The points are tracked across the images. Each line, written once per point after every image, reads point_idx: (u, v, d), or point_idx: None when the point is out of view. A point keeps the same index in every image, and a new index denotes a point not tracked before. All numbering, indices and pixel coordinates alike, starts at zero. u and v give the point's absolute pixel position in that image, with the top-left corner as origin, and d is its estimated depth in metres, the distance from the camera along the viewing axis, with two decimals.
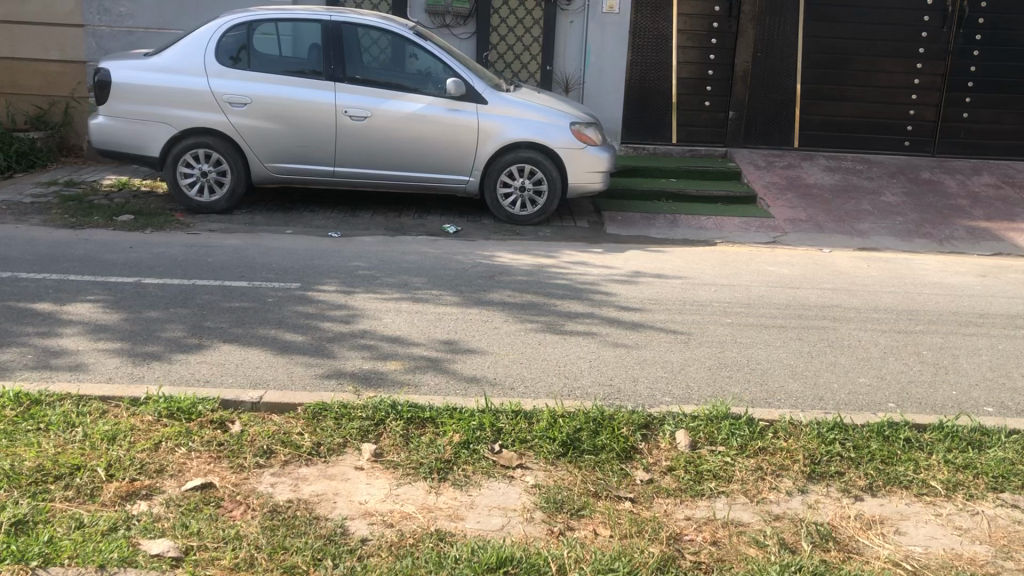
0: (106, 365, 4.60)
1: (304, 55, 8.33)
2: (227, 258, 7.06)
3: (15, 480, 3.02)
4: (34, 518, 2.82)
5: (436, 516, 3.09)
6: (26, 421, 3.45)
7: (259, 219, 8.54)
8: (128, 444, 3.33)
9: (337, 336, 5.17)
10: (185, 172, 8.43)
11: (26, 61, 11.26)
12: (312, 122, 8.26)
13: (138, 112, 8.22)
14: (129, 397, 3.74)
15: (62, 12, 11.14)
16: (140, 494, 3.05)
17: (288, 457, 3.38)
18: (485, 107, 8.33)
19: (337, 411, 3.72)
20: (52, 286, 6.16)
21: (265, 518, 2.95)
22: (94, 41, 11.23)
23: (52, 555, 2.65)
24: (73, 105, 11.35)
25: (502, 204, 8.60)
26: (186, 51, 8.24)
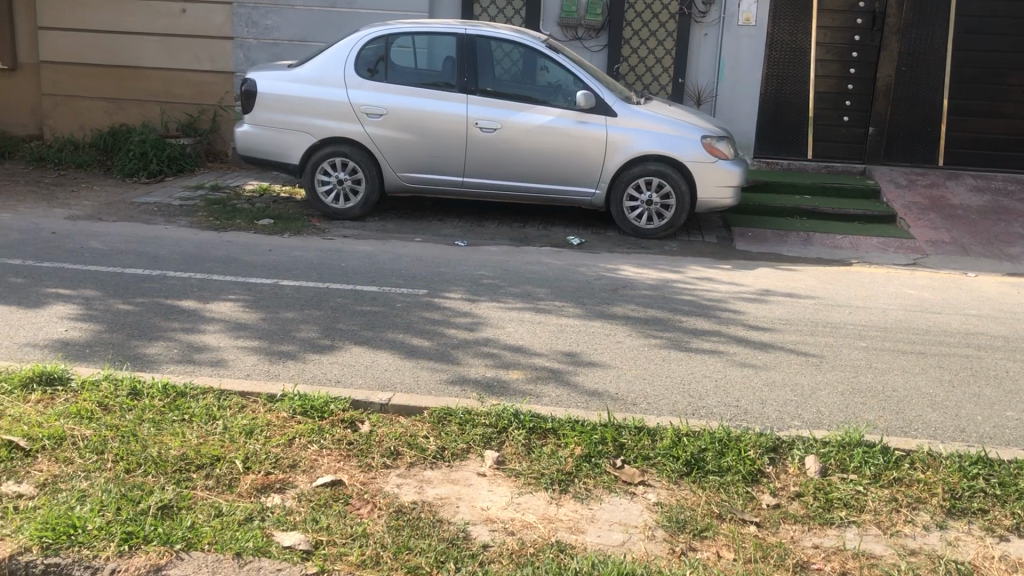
0: (245, 361, 4.82)
1: (438, 67, 8.54)
2: (358, 264, 7.29)
3: (161, 466, 3.20)
4: (178, 504, 2.97)
5: (557, 528, 3.09)
6: (172, 411, 3.65)
7: (390, 226, 8.77)
8: (265, 439, 3.48)
9: (462, 343, 5.26)
10: (322, 179, 8.75)
11: (180, 72, 11.96)
12: (444, 133, 8.44)
13: (281, 121, 8.59)
14: (267, 393, 3.90)
15: (215, 25, 11.76)
16: (274, 487, 3.18)
17: (413, 460, 3.45)
18: (614, 119, 8.31)
19: (461, 417, 3.78)
20: (197, 285, 6.49)
21: (391, 518, 3.03)
22: (242, 53, 11.77)
23: (194, 539, 2.77)
24: (221, 114, 11.99)
25: (628, 217, 8.55)
26: (328, 64, 8.58)
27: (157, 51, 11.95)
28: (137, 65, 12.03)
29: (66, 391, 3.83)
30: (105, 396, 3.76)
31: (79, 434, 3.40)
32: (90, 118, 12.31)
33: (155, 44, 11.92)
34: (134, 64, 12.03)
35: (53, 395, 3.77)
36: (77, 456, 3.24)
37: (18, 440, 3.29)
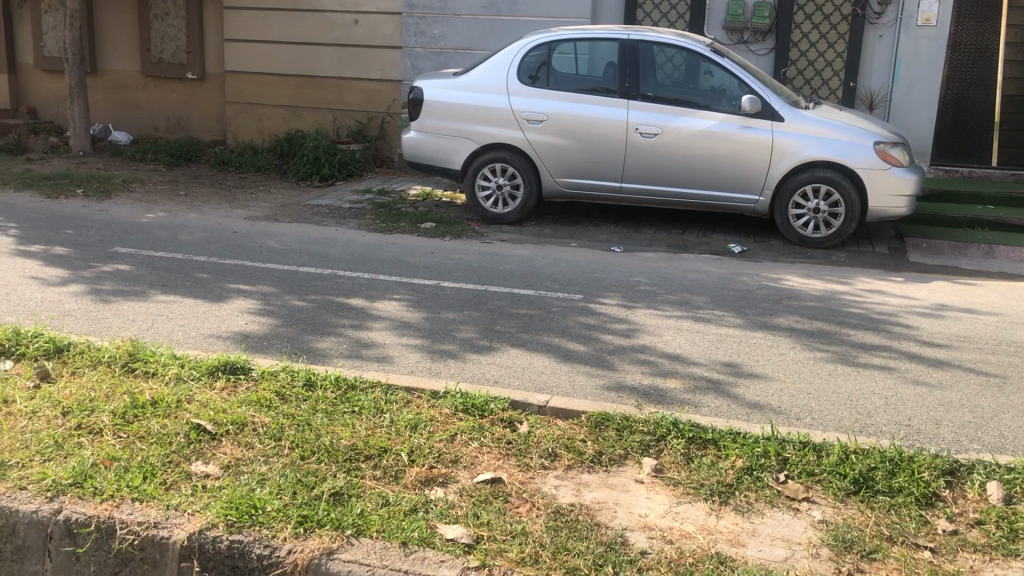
0: (409, 358, 5.00)
1: (600, 73, 8.56)
2: (516, 267, 7.40)
3: (333, 455, 3.36)
4: (348, 491, 3.12)
5: (717, 539, 3.04)
6: (343, 403, 3.83)
7: (547, 231, 8.85)
8: (428, 433, 3.59)
9: (618, 349, 5.25)
10: (482, 184, 8.93)
11: (352, 80, 12.51)
12: (604, 139, 8.44)
13: (445, 127, 8.84)
14: (430, 390, 4.03)
15: (385, 35, 12.22)
16: (438, 480, 3.28)
17: (571, 462, 3.48)
18: (781, 124, 8.08)
19: (619, 423, 3.78)
20: (364, 284, 6.78)
21: (549, 518, 3.06)
22: (410, 62, 12.17)
23: (364, 526, 2.89)
24: (388, 121, 12.44)
25: (793, 225, 8.28)
26: (492, 71, 8.77)
27: (331, 61, 12.55)
28: (313, 74, 12.67)
29: (248, 380, 4.08)
30: (283, 385, 3.99)
31: (258, 421, 3.62)
32: (269, 124, 13.07)
33: (329, 54, 12.53)
34: (310, 73, 12.68)
35: (236, 384, 4.03)
36: (257, 441, 3.45)
37: (206, 424, 3.53)
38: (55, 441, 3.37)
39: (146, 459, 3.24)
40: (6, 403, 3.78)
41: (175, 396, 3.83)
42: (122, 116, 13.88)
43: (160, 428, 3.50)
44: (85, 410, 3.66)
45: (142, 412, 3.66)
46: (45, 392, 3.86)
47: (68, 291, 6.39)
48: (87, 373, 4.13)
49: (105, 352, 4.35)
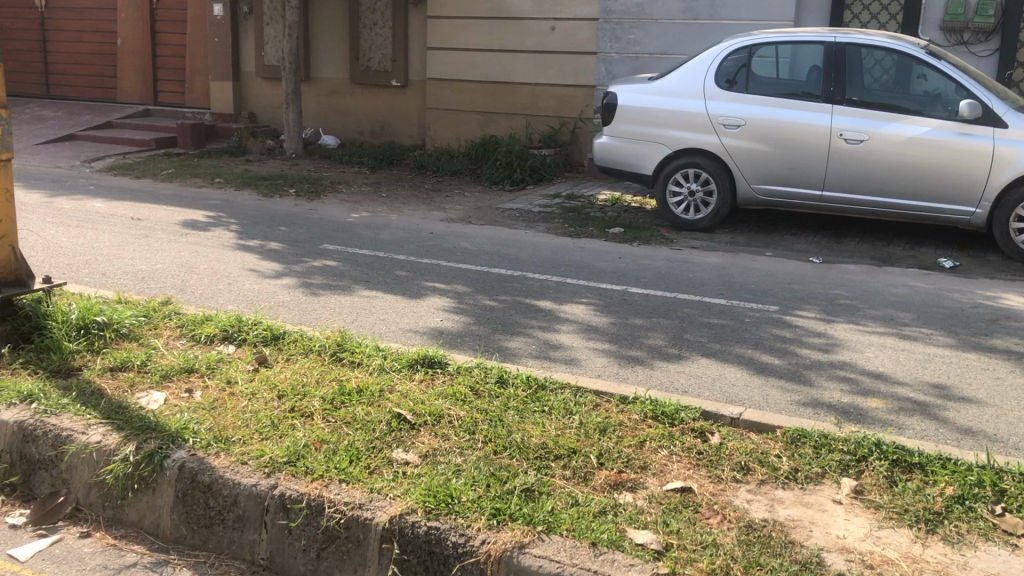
0: (597, 362, 5.02)
1: (802, 77, 8.26)
2: (707, 275, 7.27)
3: (524, 452, 3.43)
4: (539, 488, 3.18)
5: (922, 569, 2.87)
6: (534, 402, 3.91)
7: (740, 239, 8.63)
8: (618, 438, 3.60)
9: (815, 364, 5.06)
10: (674, 190, 8.85)
11: (546, 86, 12.70)
12: (805, 145, 8.14)
13: (638, 132, 8.80)
14: (619, 395, 4.03)
15: (581, 41, 12.33)
16: (626, 485, 3.28)
17: (765, 477, 3.38)
18: (1004, 131, 7.50)
19: (817, 440, 3.64)
20: (554, 287, 6.87)
21: (741, 532, 3.00)
22: (604, 67, 12.20)
23: (554, 524, 2.94)
24: (580, 126, 12.52)
25: (1014, 240, 7.64)
26: (689, 76, 8.66)
27: (527, 67, 12.80)
28: (509, 81, 12.98)
29: (445, 374, 4.25)
30: (477, 381, 4.12)
31: (454, 414, 3.76)
32: (465, 129, 13.50)
33: (526, 60, 12.78)
34: (507, 79, 12.99)
35: (434, 377, 4.20)
36: (453, 433, 3.58)
37: (406, 413, 3.71)
38: (272, 422, 3.64)
39: (351, 444, 3.44)
40: (229, 383, 4.13)
41: (378, 385, 4.04)
42: (332, 121, 14.76)
43: (364, 415, 3.71)
44: (298, 394, 3.94)
45: (348, 398, 3.89)
46: (263, 375, 4.18)
47: (281, 283, 6.88)
48: (300, 360, 4.43)
49: (316, 342, 4.65)
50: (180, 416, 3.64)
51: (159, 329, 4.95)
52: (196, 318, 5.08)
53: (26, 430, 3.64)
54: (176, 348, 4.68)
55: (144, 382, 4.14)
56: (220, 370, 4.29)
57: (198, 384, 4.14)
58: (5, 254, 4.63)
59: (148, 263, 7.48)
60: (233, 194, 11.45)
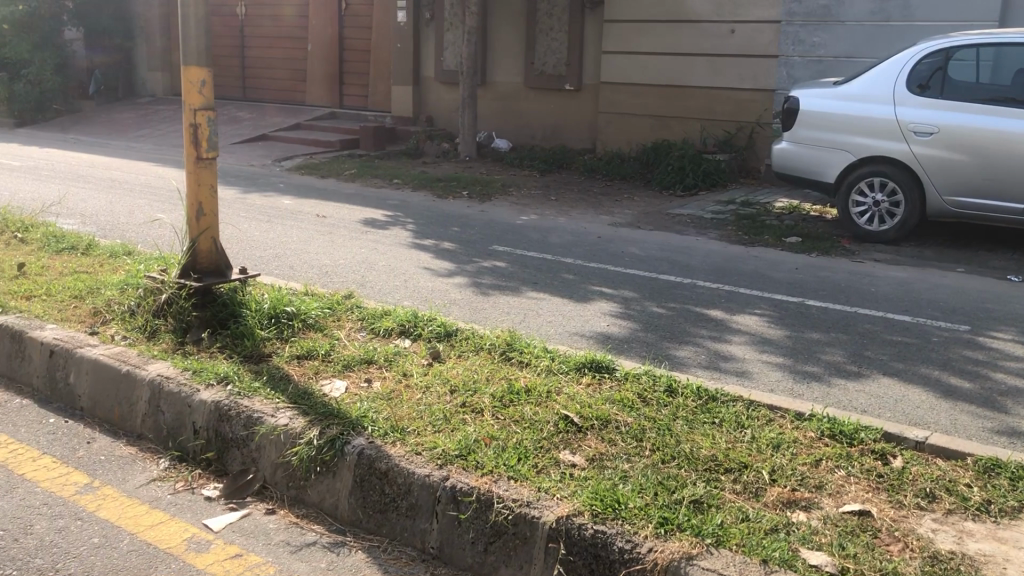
0: (769, 376, 4.87)
1: (1006, 81, 7.69)
2: (891, 290, 6.91)
3: (693, 463, 3.38)
4: (708, 500, 3.12)
5: None
6: (703, 413, 3.83)
7: (928, 253, 8.15)
8: (791, 455, 3.48)
9: (1012, 391, 4.70)
10: (857, 200, 8.50)
11: (723, 90, 12.43)
12: (1006, 153, 7.56)
13: (819, 138, 8.48)
14: (794, 411, 3.90)
15: (762, 44, 11.99)
16: (800, 504, 3.17)
17: (953, 507, 3.18)
18: None
19: (1013, 473, 3.39)
20: (725, 296, 6.72)
21: (925, 562, 2.83)
22: (785, 71, 11.83)
23: (724, 538, 2.88)
24: (758, 131, 12.18)
25: None
26: (878, 80, 8.27)
27: (705, 71, 12.57)
28: (685, 85, 12.80)
29: (613, 379, 4.24)
30: (645, 389, 4.08)
31: (622, 420, 3.74)
32: (638, 133, 13.42)
33: (703, 63, 12.56)
34: (682, 83, 12.82)
35: (602, 381, 4.20)
36: (620, 439, 3.57)
37: (574, 416, 3.73)
38: (444, 415, 3.75)
39: (520, 442, 3.50)
40: (405, 376, 4.29)
41: (546, 386, 4.08)
42: (506, 125, 15.04)
43: (532, 415, 3.76)
44: (469, 390, 4.04)
45: (517, 397, 3.95)
46: (436, 371, 4.32)
47: (453, 282, 7.06)
48: (471, 357, 4.54)
49: (487, 341, 4.75)
50: (360, 405, 3.82)
51: (342, 321, 5.21)
52: (376, 313, 5.30)
53: (222, 409, 3.92)
54: (356, 339, 4.90)
55: (328, 371, 4.37)
56: (397, 363, 4.47)
57: (376, 375, 4.32)
58: (207, 245, 5.02)
59: (331, 258, 7.88)
60: (410, 195, 11.87)
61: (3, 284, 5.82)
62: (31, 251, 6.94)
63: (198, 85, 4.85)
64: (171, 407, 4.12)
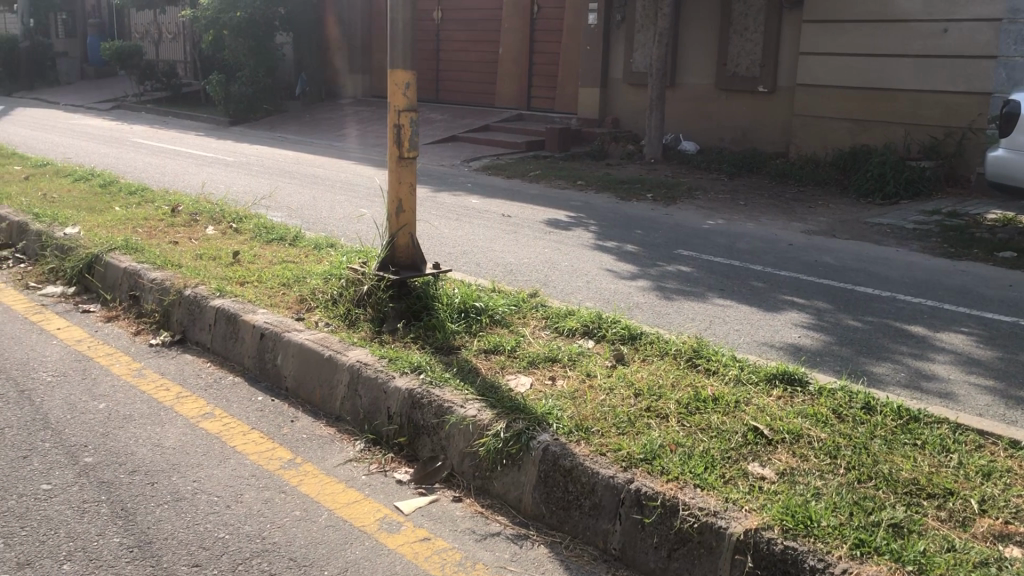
0: (977, 400, 4.54)
1: None
2: None
3: (893, 485, 3.21)
4: (910, 526, 2.95)
5: None
6: (904, 434, 3.63)
7: None
8: (1004, 485, 3.24)
9: None
10: None
11: (932, 92, 11.70)
12: None
13: None
14: (1008, 438, 3.62)
15: (979, 43, 11.11)
16: (1014, 539, 2.94)
17: None
18: None
19: None
20: (928, 312, 6.33)
21: None
22: (1004, 72, 10.93)
23: (927, 566, 2.72)
24: (969, 137, 11.35)
25: None
26: None
27: (911, 73, 11.88)
28: (888, 88, 12.16)
29: (805, 393, 4.08)
30: (840, 404, 3.91)
31: (815, 435, 3.61)
32: (834, 138, 12.87)
33: (910, 65, 11.87)
34: (885, 85, 12.18)
35: (793, 395, 4.05)
36: (813, 454, 3.44)
37: (763, 428, 3.63)
38: (629, 418, 3.75)
39: (706, 450, 3.45)
40: (589, 376, 4.30)
41: (734, 396, 3.99)
42: (695, 128, 14.81)
43: (718, 423, 3.69)
44: (654, 394, 4.01)
45: (703, 405, 3.89)
46: (620, 373, 4.32)
47: (637, 285, 7.03)
48: (656, 362, 4.50)
49: (673, 346, 4.70)
50: (546, 402, 3.88)
51: (527, 319, 5.30)
52: (561, 312, 5.36)
53: (415, 397, 4.09)
54: (542, 337, 4.97)
55: (514, 366, 4.46)
56: (582, 363, 4.50)
57: (560, 373, 4.37)
58: (405, 240, 5.25)
59: (515, 257, 8.03)
60: (594, 197, 11.91)
61: (220, 270, 6.31)
62: (245, 241, 7.50)
63: (403, 87, 5.08)
64: (368, 393, 4.34)
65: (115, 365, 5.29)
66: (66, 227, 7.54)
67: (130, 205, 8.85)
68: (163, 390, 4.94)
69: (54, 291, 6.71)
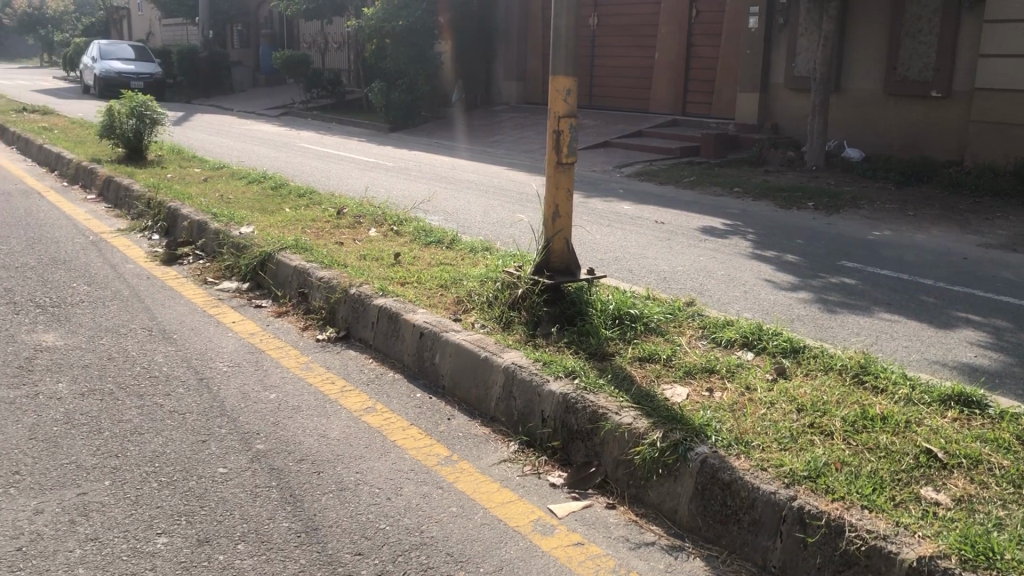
0: None
1: None
2: None
3: None
4: None
5: None
6: None
7: None
8: None
9: None
10: None
11: None
12: None
13: None
14: None
15: None
16: None
17: None
18: None
19: None
20: None
21: None
22: None
23: None
24: None
25: None
26: None
27: None
28: None
29: (984, 417, 3.84)
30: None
31: (995, 462, 3.39)
32: (1017, 145, 12.07)
33: None
34: None
35: (971, 418, 3.82)
36: (993, 482, 3.23)
37: (937, 451, 3.44)
38: (791, 434, 3.63)
39: (875, 470, 3.30)
40: (748, 390, 4.20)
41: (904, 416, 3.80)
42: (860, 134, 14.21)
43: (888, 444, 3.53)
44: (818, 411, 3.87)
45: (871, 424, 3.73)
46: (781, 387, 4.18)
47: (797, 297, 6.81)
48: (820, 377, 4.34)
49: (837, 361, 4.53)
50: (703, 413, 3.81)
51: (683, 328, 5.22)
52: (718, 322, 5.26)
53: (569, 401, 4.11)
54: (698, 347, 4.89)
55: (669, 376, 4.41)
56: (740, 375, 4.40)
57: (718, 385, 4.28)
58: (560, 244, 5.30)
59: (669, 265, 7.94)
60: (752, 204, 11.61)
61: (382, 270, 6.55)
62: (405, 243, 7.75)
63: (564, 93, 5.11)
64: (523, 394, 4.39)
65: (284, 358, 5.58)
66: (241, 226, 8.02)
67: (299, 207, 9.31)
68: (328, 384, 5.17)
69: (230, 286, 7.13)
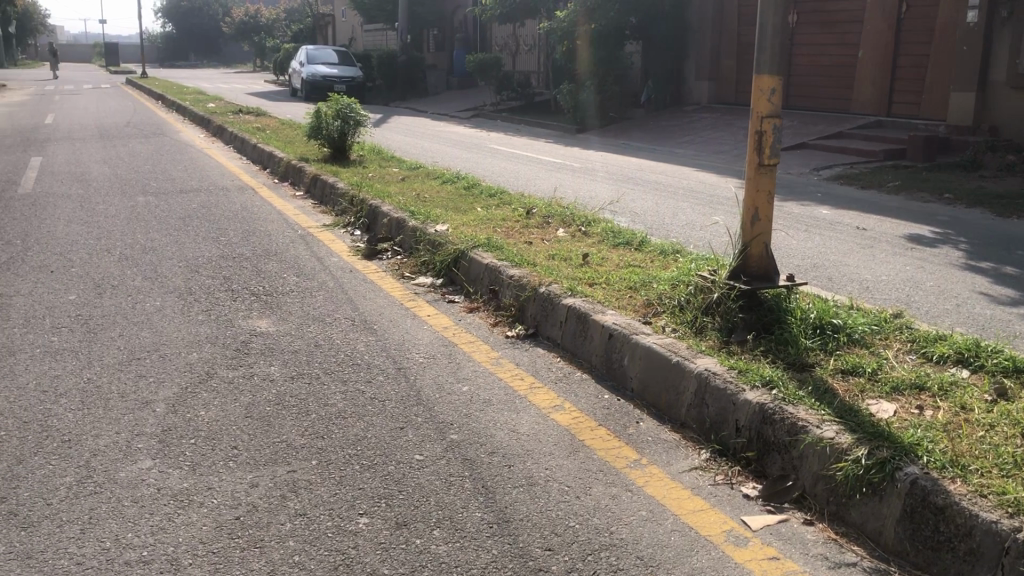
0: None
1: None
2: None
3: None
4: None
5: None
6: None
7: None
8: None
9: None
10: None
11: None
12: None
13: None
14: None
15: None
16: None
17: None
18: None
19: None
20: None
21: None
22: None
23: None
24: None
25: None
26: None
27: None
28: None
29: None
30: None
31: None
32: None
33: None
34: None
35: None
36: None
37: None
38: (1015, 460, 3.36)
39: None
40: (964, 410, 3.92)
41: None
42: None
43: None
44: None
45: None
46: (1003, 409, 3.87)
47: (1017, 313, 6.29)
48: None
49: None
50: (914, 432, 3.59)
51: (889, 341, 4.94)
52: (929, 336, 4.94)
53: (766, 412, 3.99)
54: (906, 362, 4.61)
55: (874, 391, 4.18)
56: (955, 394, 4.11)
57: (929, 404, 4.02)
58: (758, 249, 5.15)
59: (872, 273, 7.54)
60: (964, 212, 10.83)
61: (572, 270, 6.60)
62: (594, 244, 7.78)
63: (768, 93, 4.94)
64: (716, 402, 4.30)
65: (476, 353, 5.73)
66: (436, 224, 8.30)
67: (490, 206, 9.53)
68: (518, 380, 5.26)
69: (425, 282, 7.41)
